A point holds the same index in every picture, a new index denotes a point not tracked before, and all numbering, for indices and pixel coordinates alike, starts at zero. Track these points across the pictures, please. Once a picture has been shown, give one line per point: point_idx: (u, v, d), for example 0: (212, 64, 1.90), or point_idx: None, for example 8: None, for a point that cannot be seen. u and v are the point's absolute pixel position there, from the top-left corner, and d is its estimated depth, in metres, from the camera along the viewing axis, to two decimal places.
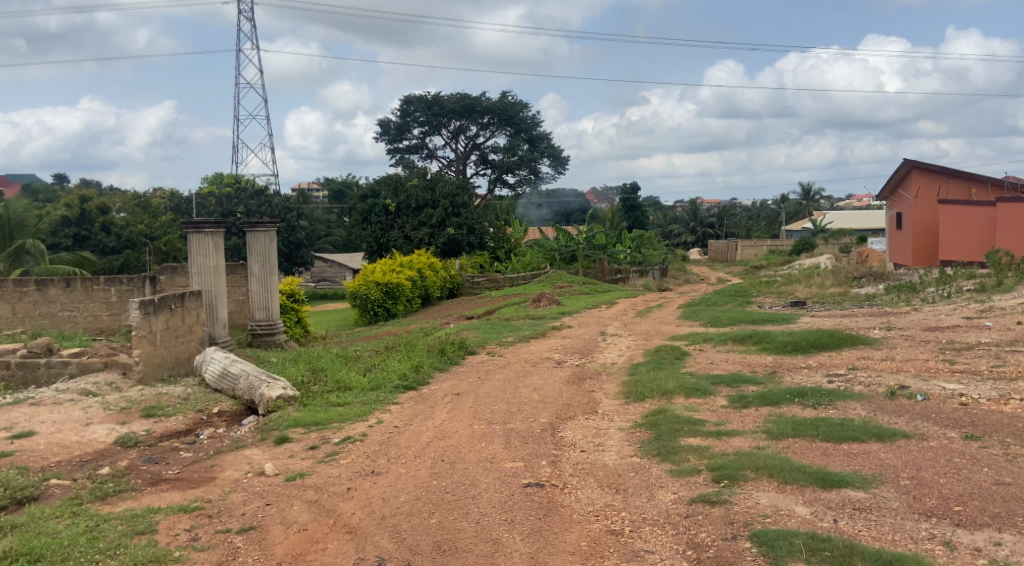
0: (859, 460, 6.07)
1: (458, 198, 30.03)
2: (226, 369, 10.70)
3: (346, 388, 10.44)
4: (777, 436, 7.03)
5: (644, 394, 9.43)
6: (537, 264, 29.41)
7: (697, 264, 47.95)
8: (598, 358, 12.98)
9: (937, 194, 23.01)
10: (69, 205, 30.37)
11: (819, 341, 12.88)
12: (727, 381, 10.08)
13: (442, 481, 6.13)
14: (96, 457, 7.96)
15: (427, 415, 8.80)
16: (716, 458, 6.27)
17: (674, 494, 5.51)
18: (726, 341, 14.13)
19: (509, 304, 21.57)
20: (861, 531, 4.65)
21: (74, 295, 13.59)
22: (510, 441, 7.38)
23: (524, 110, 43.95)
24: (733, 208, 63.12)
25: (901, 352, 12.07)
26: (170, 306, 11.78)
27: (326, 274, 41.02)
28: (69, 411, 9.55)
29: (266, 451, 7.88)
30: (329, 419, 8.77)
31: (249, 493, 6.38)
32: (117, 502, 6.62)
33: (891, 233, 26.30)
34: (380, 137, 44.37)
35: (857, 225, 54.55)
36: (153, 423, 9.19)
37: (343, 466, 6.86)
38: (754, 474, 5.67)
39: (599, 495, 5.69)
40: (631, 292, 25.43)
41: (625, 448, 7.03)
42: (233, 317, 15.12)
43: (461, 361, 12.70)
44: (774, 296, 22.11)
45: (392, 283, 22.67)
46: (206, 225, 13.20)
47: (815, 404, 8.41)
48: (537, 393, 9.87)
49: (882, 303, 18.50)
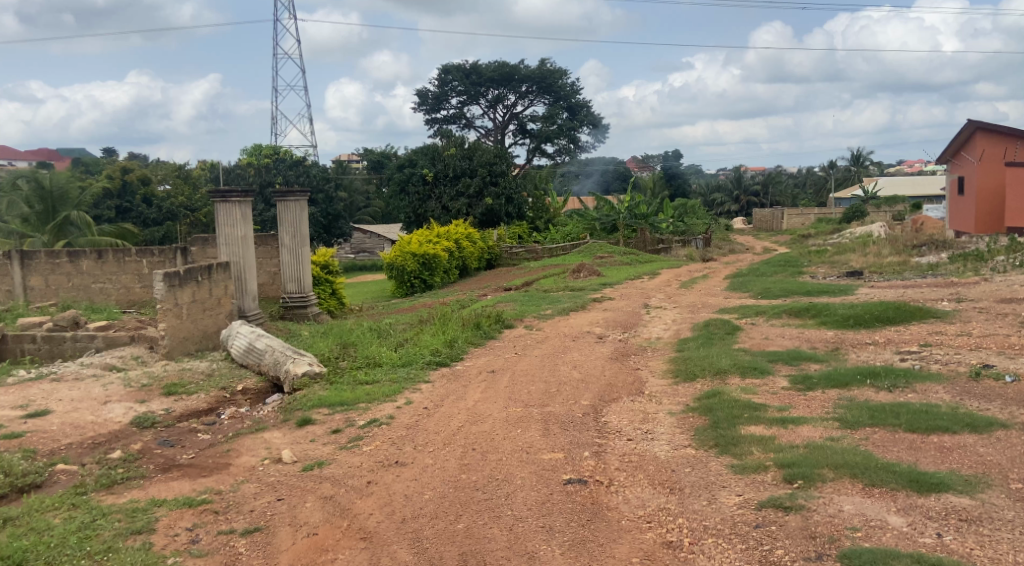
0: (955, 456, 5.26)
1: (496, 166, 29.24)
2: (252, 344, 10.14)
3: (375, 364, 9.86)
4: (852, 425, 6.21)
5: (695, 373, 8.65)
6: (577, 234, 28.52)
7: (741, 234, 46.56)
8: (642, 332, 12.19)
9: (1004, 155, 21.54)
10: (111, 176, 30.21)
11: (885, 314, 11.91)
12: (785, 358, 9.26)
13: (471, 475, 5.46)
14: (110, 438, 7.45)
15: (459, 396, 8.16)
16: (783, 452, 5.49)
17: (739, 497, 4.77)
18: (780, 315, 13.20)
19: (548, 276, 20.71)
20: (976, 551, 3.88)
21: (105, 267, 13.18)
22: (549, 427, 6.69)
23: (564, 78, 42.69)
24: (780, 175, 61.28)
25: (977, 326, 11.05)
26: (197, 278, 11.26)
27: (366, 245, 40.53)
28: (88, 387, 9.11)
29: (286, 434, 7.29)
30: (355, 398, 8.16)
31: (262, 484, 5.79)
32: (123, 492, 6.07)
33: (951, 199, 24.86)
34: (417, 107, 43.53)
35: (910, 191, 52.41)
36: (173, 402, 8.69)
37: (365, 454, 6.24)
38: (833, 474, 4.89)
39: (651, 496, 4.97)
40: (675, 262, 24.43)
41: (677, 437, 6.30)
42: (265, 289, 14.61)
43: (498, 335, 12.05)
44: (826, 266, 20.96)
45: (428, 255, 22.03)
46: (233, 194, 12.55)
47: (890, 387, 7.57)
48: (578, 371, 9.15)
49: (947, 272, 17.28)
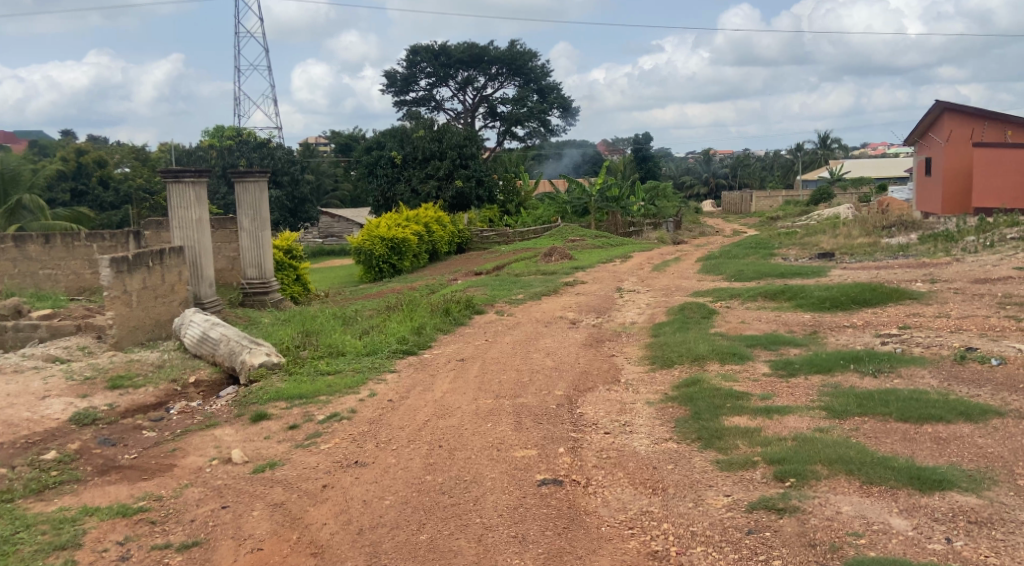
0: (953, 449, 4.93)
1: (466, 149, 28.64)
2: (206, 334, 9.55)
3: (338, 353, 9.33)
4: (840, 414, 5.86)
5: (672, 360, 8.29)
6: (548, 217, 28.12)
7: (711, 216, 46.52)
8: (616, 317, 11.81)
9: (971, 136, 21.47)
10: (65, 158, 29.05)
11: (861, 296, 11.64)
12: (763, 343, 8.93)
13: (437, 477, 5.02)
14: (45, 437, 6.84)
15: (426, 386, 7.70)
16: (772, 445, 5.11)
17: (727, 497, 4.38)
18: (755, 297, 12.91)
19: (519, 260, 20.24)
20: (990, 559, 3.55)
21: (53, 252, 12.43)
22: (521, 421, 6.25)
23: (533, 60, 42.13)
24: (748, 158, 61.49)
25: (954, 308, 10.82)
26: (148, 263, 10.62)
27: (334, 229, 39.60)
28: (26, 381, 8.44)
29: (239, 431, 6.77)
30: (315, 391, 7.65)
31: (207, 489, 5.28)
32: (54, 499, 5.54)
33: (918, 180, 24.81)
34: (385, 89, 42.60)
35: (875, 173, 52.69)
36: (118, 396, 8.09)
37: (323, 453, 5.76)
38: (828, 471, 4.52)
39: (633, 497, 4.57)
40: (646, 245, 24.10)
41: (657, 429, 5.91)
42: (223, 275, 13.94)
43: (467, 321, 11.59)
44: (797, 248, 20.78)
45: (397, 239, 21.48)
46: (187, 173, 11.84)
47: (875, 372, 7.24)
48: (551, 358, 8.73)
49: (919, 253, 17.13)
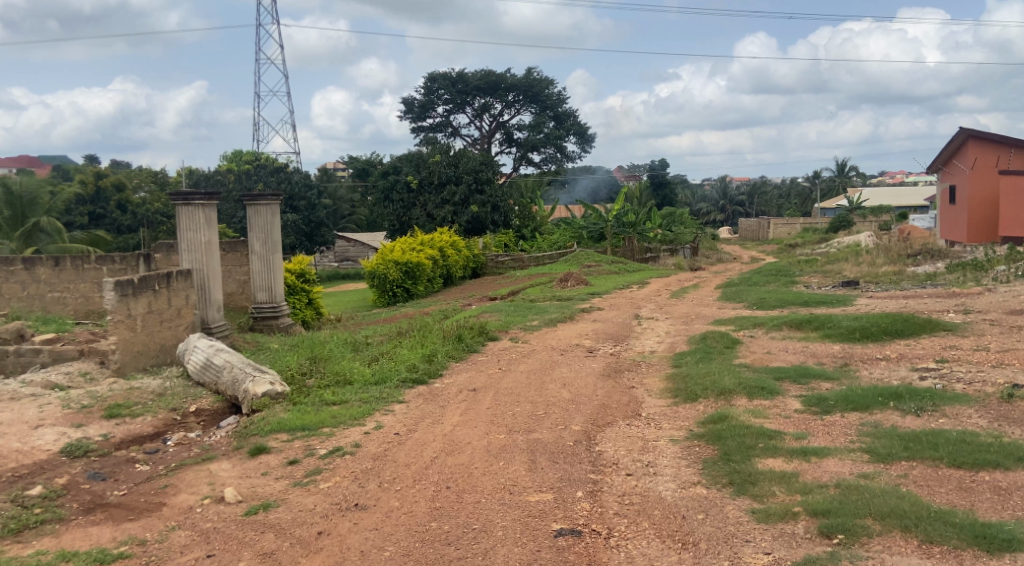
0: (1016, 501, 4.44)
1: (481, 173, 28.38)
2: (209, 360, 9.16)
3: (345, 382, 8.92)
4: (885, 458, 5.36)
5: (697, 393, 7.78)
6: (563, 243, 27.47)
7: (727, 243, 46.12)
8: (634, 345, 11.35)
9: (997, 164, 20.92)
10: (84, 181, 29.14)
11: (893, 327, 11.10)
12: (793, 376, 8.42)
13: (442, 524, 4.58)
14: (33, 471, 6.46)
15: (436, 419, 7.25)
16: (815, 493, 4.64)
17: (767, 556, 3.93)
18: (780, 326, 12.39)
19: (534, 286, 19.83)
20: None
21: (62, 275, 12.12)
22: (536, 460, 5.79)
23: (550, 87, 42.02)
24: (766, 184, 61.04)
25: (993, 340, 10.26)
26: (154, 287, 10.28)
27: (349, 253, 39.43)
28: (21, 408, 8.06)
29: (236, 466, 6.37)
30: (319, 423, 7.24)
31: (195, 533, 4.86)
32: (33, 541, 5.13)
33: (942, 208, 24.22)
34: (402, 115, 42.63)
35: (894, 201, 52.09)
36: (114, 426, 7.71)
37: (322, 493, 5.34)
38: (880, 527, 4.04)
39: (659, 553, 4.12)
40: (663, 271, 23.63)
41: (684, 472, 5.44)
42: (234, 299, 13.59)
43: (480, 348, 11.15)
44: (819, 275, 20.26)
45: (411, 263, 21.15)
46: (196, 196, 11.58)
47: (917, 410, 6.73)
48: (568, 390, 8.24)
49: (947, 282, 16.55)
